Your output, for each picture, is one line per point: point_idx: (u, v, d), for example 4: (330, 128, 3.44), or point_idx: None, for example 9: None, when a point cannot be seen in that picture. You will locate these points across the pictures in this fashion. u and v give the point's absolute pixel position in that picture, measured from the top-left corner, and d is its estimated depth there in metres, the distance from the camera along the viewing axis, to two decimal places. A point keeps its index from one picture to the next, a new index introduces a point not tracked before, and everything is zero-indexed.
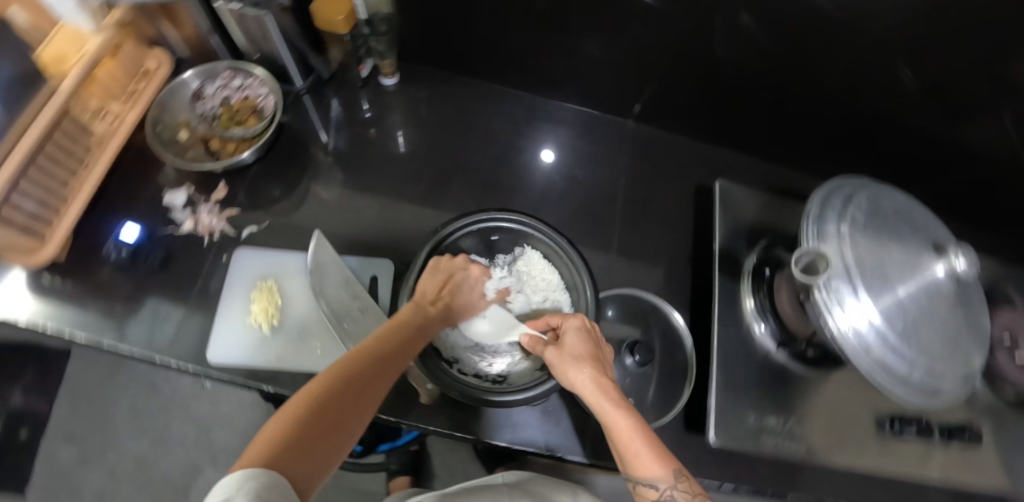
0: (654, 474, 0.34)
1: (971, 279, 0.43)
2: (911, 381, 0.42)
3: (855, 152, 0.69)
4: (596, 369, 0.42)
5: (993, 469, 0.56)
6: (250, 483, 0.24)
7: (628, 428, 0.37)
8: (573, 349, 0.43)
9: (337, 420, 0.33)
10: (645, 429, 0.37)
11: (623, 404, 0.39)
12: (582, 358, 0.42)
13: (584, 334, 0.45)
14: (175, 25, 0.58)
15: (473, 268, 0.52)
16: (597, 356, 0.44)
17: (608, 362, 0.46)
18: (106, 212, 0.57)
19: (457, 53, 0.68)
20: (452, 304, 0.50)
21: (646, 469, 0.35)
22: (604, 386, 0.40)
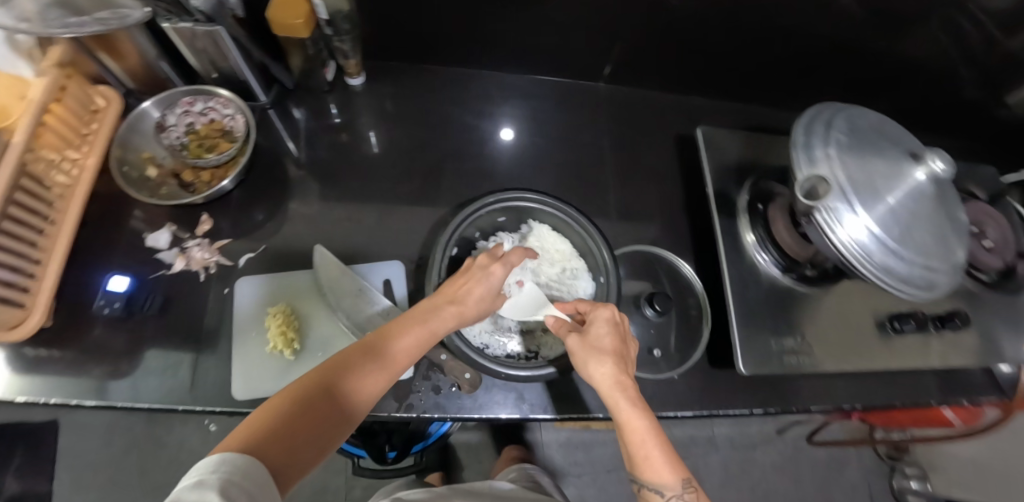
0: (662, 481, 0.37)
1: (947, 179, 0.47)
2: (912, 279, 0.45)
3: (811, 78, 0.73)
4: (617, 366, 0.42)
5: (978, 344, 0.62)
6: (224, 466, 0.26)
7: (644, 435, 0.38)
8: (594, 342, 0.44)
9: (329, 411, 0.34)
10: (657, 435, 0.38)
11: (638, 405, 0.39)
12: (604, 352, 0.43)
13: (607, 325, 0.45)
14: (118, 57, 0.53)
15: (496, 268, 0.47)
16: (620, 349, 0.44)
17: (631, 353, 0.46)
18: (84, 267, 0.54)
19: (420, 44, 0.67)
20: (469, 305, 0.45)
21: (655, 477, 0.37)
22: (624, 384, 0.41)
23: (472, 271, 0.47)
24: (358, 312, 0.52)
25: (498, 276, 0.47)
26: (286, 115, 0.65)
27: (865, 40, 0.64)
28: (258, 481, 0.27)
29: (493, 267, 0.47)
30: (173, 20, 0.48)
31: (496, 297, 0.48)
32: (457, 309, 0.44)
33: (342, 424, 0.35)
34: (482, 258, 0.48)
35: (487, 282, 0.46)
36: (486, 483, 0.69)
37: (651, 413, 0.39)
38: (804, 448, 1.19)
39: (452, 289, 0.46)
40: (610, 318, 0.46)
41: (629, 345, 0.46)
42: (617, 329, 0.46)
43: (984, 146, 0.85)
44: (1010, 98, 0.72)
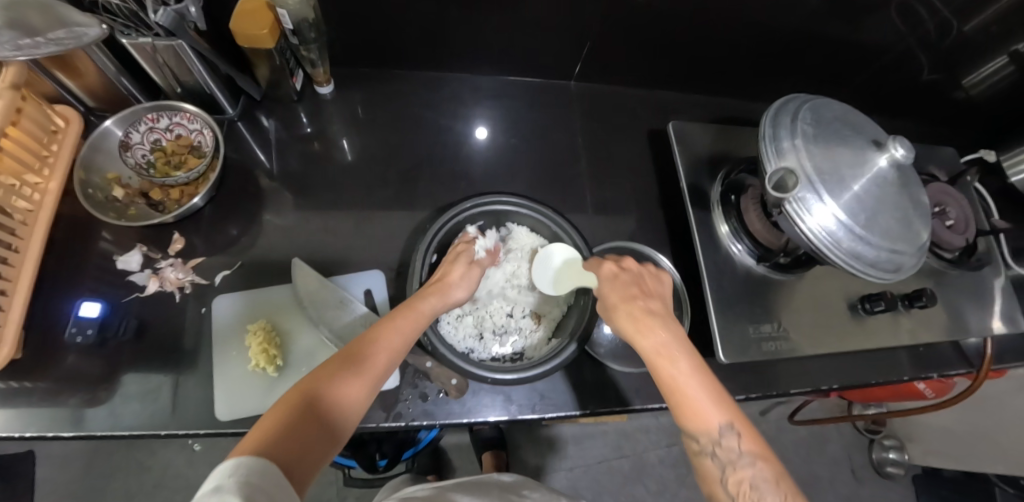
0: (698, 428, 0.37)
1: (910, 164, 0.49)
2: (880, 262, 0.47)
3: (774, 68, 0.75)
4: (635, 315, 0.44)
5: (942, 320, 0.65)
6: (241, 470, 0.27)
7: (675, 381, 0.39)
8: (611, 299, 0.46)
9: (334, 407, 0.35)
10: (692, 378, 0.39)
11: (662, 350, 0.41)
12: (617, 306, 0.45)
13: (615, 281, 0.48)
14: (75, 76, 0.52)
15: (462, 248, 0.52)
16: (639, 299, 0.46)
17: (656, 296, 0.47)
18: (53, 295, 0.52)
19: (389, 50, 0.66)
20: (450, 285, 0.48)
21: (691, 423, 0.37)
22: (643, 330, 0.43)
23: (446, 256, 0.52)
24: (341, 324, 0.52)
25: (467, 253, 0.52)
26: (256, 126, 0.64)
27: (824, 29, 0.66)
28: (275, 479, 0.28)
29: (460, 248, 0.52)
30: (132, 36, 0.47)
31: (469, 269, 0.51)
32: (440, 286, 0.48)
33: (347, 418, 0.36)
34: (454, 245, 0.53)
35: (460, 260, 0.51)
36: (492, 475, 0.69)
37: (683, 356, 0.40)
38: (786, 427, 1.23)
39: (441, 271, 0.50)
40: (622, 274, 0.48)
41: (649, 292, 0.47)
42: (632, 281, 0.48)
43: (942, 128, 0.89)
44: (968, 80, 0.76)
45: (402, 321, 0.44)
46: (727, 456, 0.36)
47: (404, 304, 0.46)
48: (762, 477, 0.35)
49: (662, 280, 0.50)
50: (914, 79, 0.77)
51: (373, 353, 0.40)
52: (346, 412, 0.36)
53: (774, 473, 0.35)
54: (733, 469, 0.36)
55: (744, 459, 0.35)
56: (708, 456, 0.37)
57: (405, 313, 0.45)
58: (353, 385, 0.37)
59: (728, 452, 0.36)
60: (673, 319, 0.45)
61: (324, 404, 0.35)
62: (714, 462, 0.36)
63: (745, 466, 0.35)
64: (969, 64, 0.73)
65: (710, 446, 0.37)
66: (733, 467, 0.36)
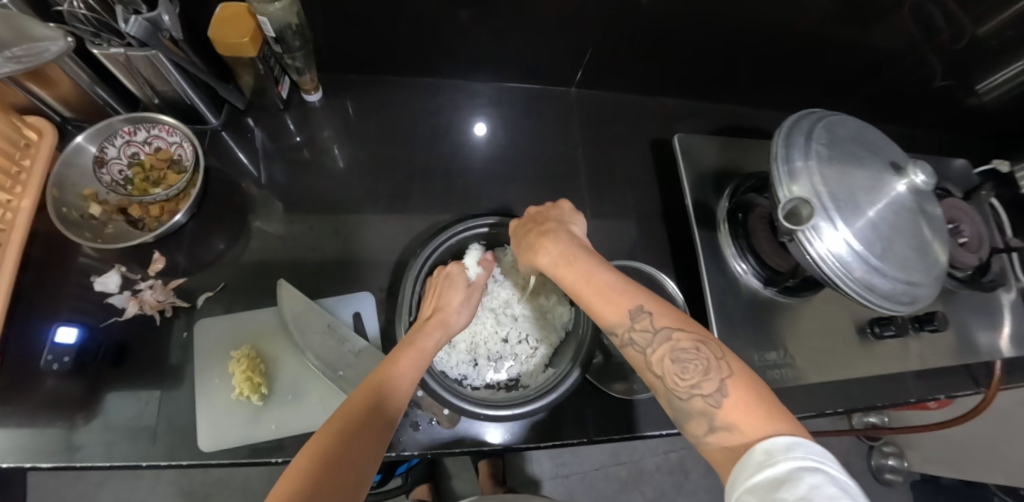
0: (610, 322, 0.38)
1: (930, 189, 0.47)
2: (895, 293, 0.45)
3: (785, 74, 0.71)
4: (534, 239, 0.47)
5: (950, 342, 0.63)
6: None
7: (579, 283, 0.41)
8: (517, 244, 0.50)
9: (347, 462, 0.33)
10: (594, 276, 0.41)
11: (560, 261, 0.43)
12: (521, 240, 0.49)
13: (521, 223, 0.51)
14: (46, 86, 0.49)
15: (452, 268, 0.51)
16: (538, 228, 0.49)
17: (556, 221, 0.49)
18: (28, 318, 0.50)
19: (379, 55, 0.63)
20: (446, 313, 0.48)
21: (606, 318, 0.38)
22: (541, 251, 0.45)
23: (437, 278, 0.51)
24: (330, 351, 0.50)
25: (458, 274, 0.51)
26: (241, 136, 0.61)
27: (834, 34, 0.63)
28: None
29: (451, 270, 0.51)
30: (104, 46, 0.45)
31: (470, 290, 0.51)
32: (439, 318, 0.47)
33: (366, 472, 0.34)
34: (442, 266, 0.51)
35: (453, 283, 0.50)
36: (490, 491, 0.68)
37: (581, 259, 0.43)
38: None
39: (436, 296, 0.49)
40: (522, 220, 0.51)
41: (553, 218, 0.50)
42: (535, 219, 0.51)
43: (954, 136, 0.86)
44: (981, 86, 0.73)
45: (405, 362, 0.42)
46: (644, 341, 0.36)
47: (400, 346, 0.44)
48: (681, 345, 0.34)
49: (561, 207, 0.52)
50: (927, 84, 0.73)
51: (380, 399, 0.38)
52: (364, 463, 0.34)
53: (693, 342, 0.34)
54: (653, 348, 0.35)
55: (659, 335, 0.35)
56: (630, 346, 0.37)
57: (407, 351, 0.43)
58: (364, 435, 0.35)
59: (643, 336, 0.36)
60: (572, 235, 0.47)
61: (337, 459, 0.33)
62: (635, 349, 0.36)
63: (663, 341, 0.35)
64: (985, 70, 0.70)
65: (627, 334, 0.37)
66: (651, 346, 0.35)
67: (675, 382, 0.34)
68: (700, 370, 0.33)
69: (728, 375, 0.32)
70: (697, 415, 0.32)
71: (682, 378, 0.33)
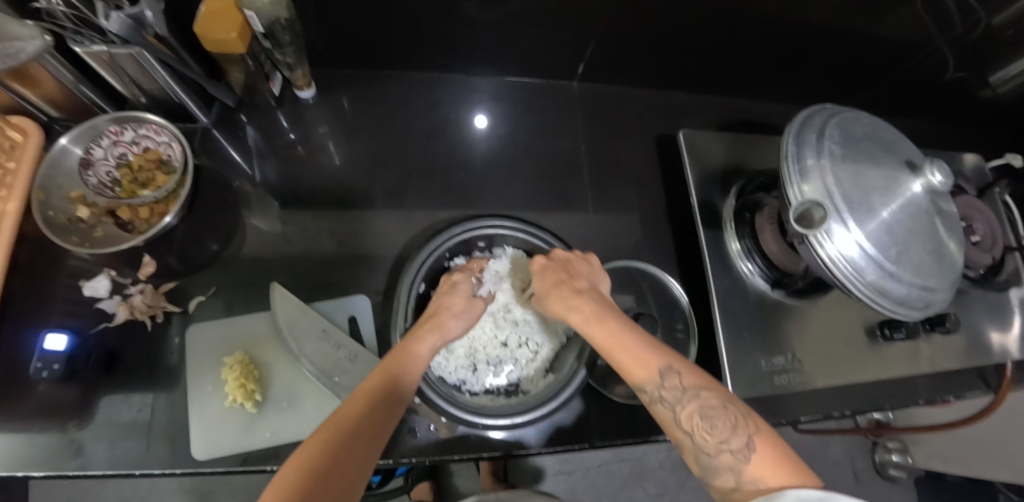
0: (641, 379, 0.39)
1: (946, 189, 0.45)
2: (908, 298, 0.43)
3: (795, 67, 0.69)
4: (564, 294, 0.47)
5: (962, 344, 0.62)
6: None
7: (610, 341, 0.42)
8: (542, 287, 0.49)
9: (339, 468, 0.32)
10: (627, 336, 0.42)
11: (592, 319, 0.44)
12: (547, 291, 0.48)
13: (549, 268, 0.50)
14: (29, 85, 0.47)
15: (458, 277, 0.50)
16: (568, 282, 0.48)
17: (587, 278, 0.49)
18: (18, 324, 0.49)
19: (375, 50, 0.61)
20: (448, 322, 0.46)
21: (636, 375, 0.40)
22: (573, 307, 0.46)
23: (442, 289, 0.49)
24: (325, 356, 0.49)
25: (464, 283, 0.49)
26: (232, 134, 0.60)
27: (845, 25, 0.61)
28: None
29: (456, 279, 0.49)
30: (85, 45, 0.43)
31: (472, 301, 0.49)
32: (436, 321, 0.45)
33: (357, 485, 0.33)
34: (448, 276, 0.50)
35: (458, 290, 0.49)
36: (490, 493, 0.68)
37: (611, 318, 0.44)
38: (789, 433, 1.22)
39: (438, 303, 0.48)
40: (549, 261, 0.50)
41: (578, 269, 0.50)
42: (564, 266, 0.50)
43: (965, 129, 0.83)
44: (994, 77, 0.70)
45: (399, 371, 0.40)
46: (674, 398, 0.38)
47: (394, 352, 0.42)
48: (709, 403, 0.37)
49: (590, 260, 0.52)
50: (939, 77, 0.71)
51: (373, 410, 0.37)
52: (354, 474, 0.33)
53: (721, 400, 0.37)
54: (682, 405, 0.37)
55: (689, 393, 0.38)
56: (659, 402, 0.38)
57: (404, 360, 0.42)
58: (356, 446, 0.34)
59: (673, 393, 0.38)
60: (599, 293, 0.48)
61: (327, 470, 0.32)
62: (664, 405, 0.38)
63: (691, 400, 0.37)
64: (1000, 61, 0.67)
65: (658, 391, 0.38)
66: (681, 403, 0.37)
67: (704, 438, 0.36)
68: (727, 427, 0.35)
69: (755, 433, 0.35)
70: (726, 471, 0.34)
71: (711, 433, 0.36)
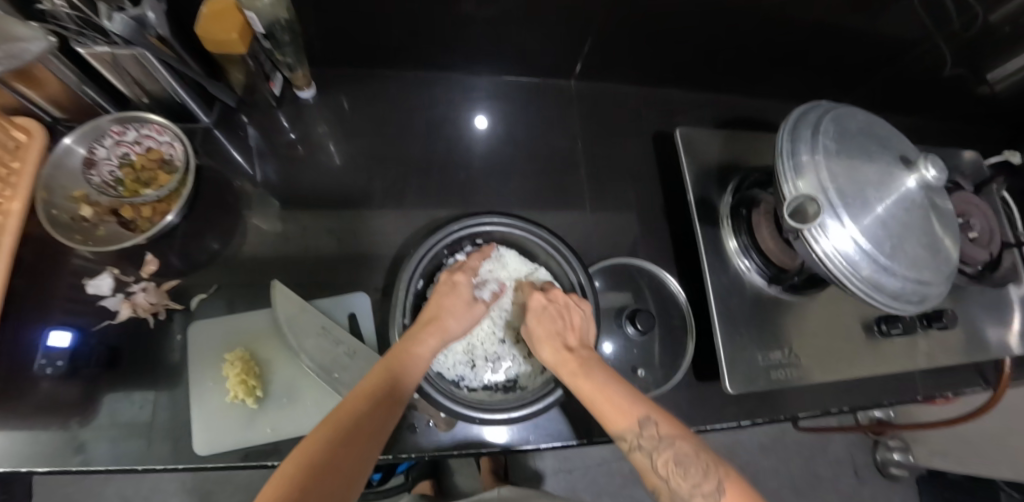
0: (621, 427, 0.40)
1: (941, 184, 0.45)
2: (903, 293, 0.43)
3: (791, 65, 0.70)
4: (557, 348, 0.46)
5: (960, 339, 0.62)
6: None
7: (595, 392, 0.43)
8: (537, 334, 0.47)
9: (337, 464, 0.34)
10: (611, 387, 0.43)
11: (579, 371, 0.44)
12: (541, 340, 0.47)
13: (545, 312, 0.48)
14: (34, 86, 0.48)
15: (457, 276, 0.49)
16: (562, 335, 0.47)
17: (582, 329, 0.48)
18: (22, 321, 0.49)
19: (374, 50, 0.61)
20: (447, 320, 0.46)
21: (616, 424, 0.41)
22: (561, 360, 0.46)
23: (438, 284, 0.49)
24: (324, 353, 0.49)
25: (464, 283, 0.49)
26: (233, 134, 0.60)
27: (841, 23, 0.61)
28: None
29: (456, 279, 0.49)
30: (89, 45, 0.44)
31: (470, 303, 0.49)
32: (437, 325, 0.45)
33: (352, 484, 0.34)
34: (445, 274, 0.50)
35: (457, 290, 0.48)
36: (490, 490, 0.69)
37: (595, 371, 0.44)
38: (789, 431, 1.22)
39: (434, 306, 0.47)
40: (545, 302, 0.49)
41: (574, 316, 0.48)
42: (558, 314, 0.48)
43: (963, 126, 0.84)
44: (992, 74, 0.71)
45: (400, 372, 0.41)
46: (651, 445, 0.39)
47: (395, 351, 0.42)
48: (685, 452, 0.38)
49: (584, 307, 0.49)
50: (936, 73, 0.71)
51: (372, 410, 0.38)
52: (351, 472, 0.34)
53: (694, 447, 0.38)
54: (658, 452, 0.39)
55: (665, 442, 0.39)
56: (637, 450, 0.39)
57: (405, 361, 0.42)
58: (353, 445, 0.35)
59: (651, 441, 0.39)
60: (587, 343, 0.48)
61: (324, 468, 0.33)
62: (641, 453, 0.39)
63: (666, 448, 0.39)
64: (996, 58, 0.68)
65: (635, 440, 0.40)
66: (656, 451, 0.39)
67: (679, 482, 0.37)
68: (699, 473, 0.37)
69: (726, 479, 0.36)
70: None
71: (684, 478, 0.37)
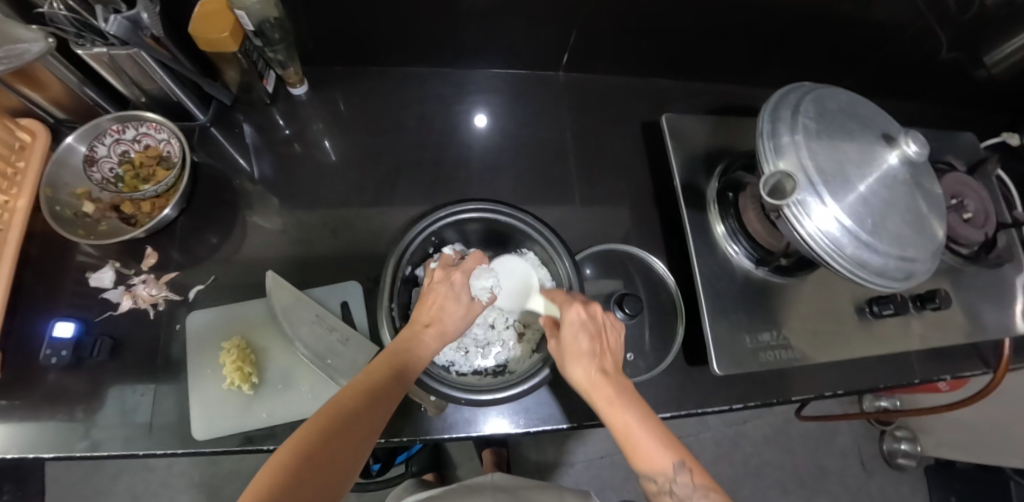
0: (653, 468, 0.36)
1: (923, 160, 0.45)
2: (886, 271, 0.44)
3: (780, 51, 0.70)
4: (591, 368, 0.42)
5: (957, 321, 0.61)
6: None
7: (629, 428, 0.38)
8: (572, 348, 0.43)
9: (332, 455, 0.33)
10: (644, 425, 0.38)
11: (618, 399, 0.39)
12: (575, 356, 0.43)
13: (583, 328, 0.44)
14: (37, 88, 0.50)
15: (456, 276, 0.49)
16: (599, 356, 0.43)
17: (614, 352, 0.45)
18: (29, 314, 0.51)
19: (364, 47, 0.63)
20: (447, 321, 0.47)
21: (646, 464, 0.37)
22: (597, 385, 0.41)
23: (434, 281, 0.48)
24: (317, 339, 0.50)
25: (462, 284, 0.49)
26: (229, 132, 0.62)
27: (832, 8, 0.61)
28: None
29: (454, 278, 0.48)
30: (87, 46, 0.45)
31: (468, 303, 0.49)
32: (437, 329, 0.45)
33: (345, 476, 0.34)
34: (441, 271, 0.49)
35: (457, 291, 0.48)
36: (484, 477, 0.69)
37: (633, 402, 0.39)
38: (794, 422, 1.21)
39: (427, 313, 0.46)
40: (585, 318, 0.45)
41: (608, 337, 0.46)
42: (596, 332, 0.45)
43: (962, 110, 0.83)
44: (988, 57, 0.70)
45: (399, 366, 0.41)
46: (684, 493, 0.35)
47: (393, 346, 0.43)
48: None
49: (617, 327, 0.47)
50: (933, 56, 0.70)
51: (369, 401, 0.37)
52: (345, 466, 0.34)
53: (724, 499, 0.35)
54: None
55: (698, 492, 0.35)
56: (665, 494, 0.36)
57: (404, 356, 0.42)
58: (350, 435, 0.35)
59: (684, 490, 0.35)
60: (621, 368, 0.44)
61: (318, 457, 0.33)
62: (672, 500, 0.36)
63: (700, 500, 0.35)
64: (991, 39, 0.67)
65: (666, 484, 0.36)
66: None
67: None
68: None
69: None
70: None
71: None
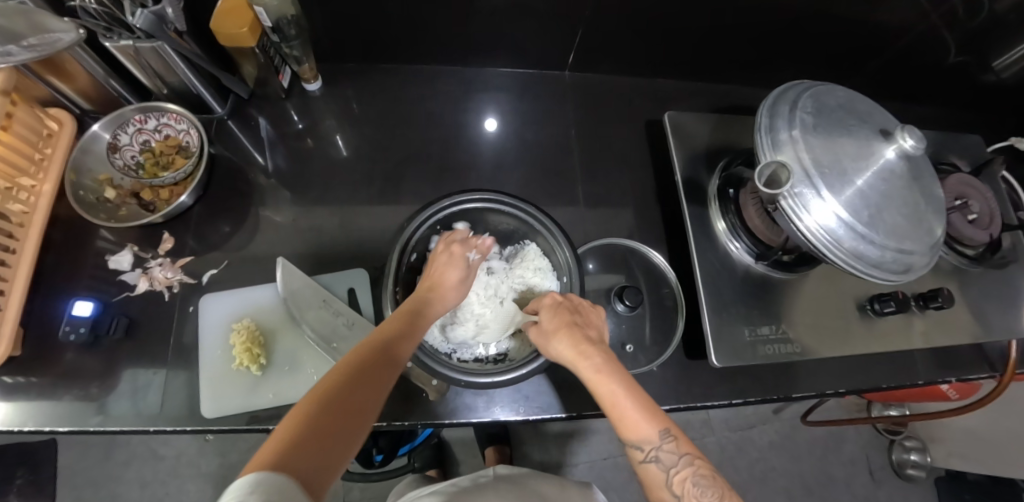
0: (640, 437, 0.38)
1: (920, 154, 0.46)
2: (885, 263, 0.44)
3: (784, 53, 0.71)
4: (576, 339, 0.43)
5: (962, 322, 0.61)
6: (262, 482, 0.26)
7: (614, 398, 0.40)
8: (553, 326, 0.45)
9: (348, 413, 0.35)
10: (629, 395, 0.39)
11: (603, 370, 0.41)
12: (558, 331, 0.44)
13: (561, 308, 0.47)
14: (65, 78, 0.52)
15: (456, 248, 0.51)
16: (582, 328, 0.45)
17: (593, 326, 0.47)
18: (50, 293, 0.53)
19: (376, 45, 0.65)
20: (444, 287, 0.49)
21: (633, 432, 0.38)
22: (583, 355, 0.42)
23: (436, 253, 0.51)
24: (324, 323, 0.52)
25: (461, 256, 0.51)
26: (245, 125, 0.64)
27: (837, 11, 0.62)
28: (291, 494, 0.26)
29: (454, 249, 0.51)
30: (114, 39, 0.47)
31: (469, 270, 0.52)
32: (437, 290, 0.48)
33: (359, 431, 0.35)
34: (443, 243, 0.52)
35: (454, 264, 0.50)
36: (487, 469, 0.68)
37: (618, 375, 0.41)
38: (799, 429, 1.20)
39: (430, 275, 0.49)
40: (562, 299, 0.48)
41: (587, 314, 0.47)
42: (576, 311, 0.47)
43: (969, 113, 0.83)
44: (996, 62, 0.70)
45: (403, 332, 0.43)
46: (670, 460, 0.37)
47: (398, 315, 0.45)
48: (701, 475, 0.36)
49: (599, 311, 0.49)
50: (938, 59, 0.71)
51: (369, 368, 0.39)
52: (359, 422, 0.35)
53: (710, 469, 0.37)
54: (676, 468, 0.37)
55: (682, 459, 0.37)
56: (652, 462, 0.37)
57: (408, 325, 0.44)
58: (359, 395, 0.36)
59: (670, 456, 0.37)
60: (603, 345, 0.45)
61: (335, 410, 0.34)
62: (658, 467, 0.37)
63: (685, 466, 0.37)
64: (996, 43, 0.67)
65: (653, 451, 0.37)
66: (674, 469, 0.37)
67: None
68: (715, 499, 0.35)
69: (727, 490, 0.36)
70: None
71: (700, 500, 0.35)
